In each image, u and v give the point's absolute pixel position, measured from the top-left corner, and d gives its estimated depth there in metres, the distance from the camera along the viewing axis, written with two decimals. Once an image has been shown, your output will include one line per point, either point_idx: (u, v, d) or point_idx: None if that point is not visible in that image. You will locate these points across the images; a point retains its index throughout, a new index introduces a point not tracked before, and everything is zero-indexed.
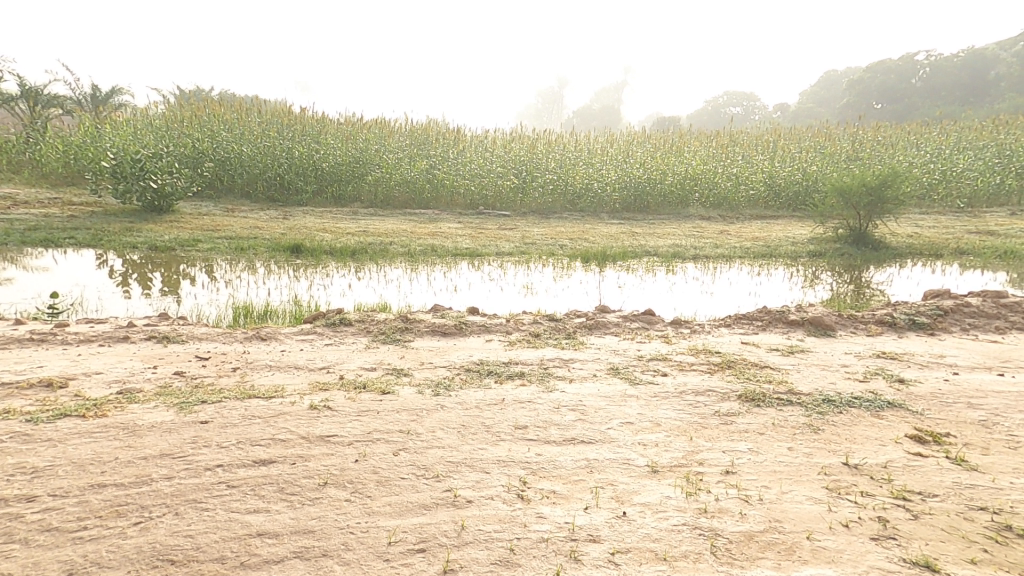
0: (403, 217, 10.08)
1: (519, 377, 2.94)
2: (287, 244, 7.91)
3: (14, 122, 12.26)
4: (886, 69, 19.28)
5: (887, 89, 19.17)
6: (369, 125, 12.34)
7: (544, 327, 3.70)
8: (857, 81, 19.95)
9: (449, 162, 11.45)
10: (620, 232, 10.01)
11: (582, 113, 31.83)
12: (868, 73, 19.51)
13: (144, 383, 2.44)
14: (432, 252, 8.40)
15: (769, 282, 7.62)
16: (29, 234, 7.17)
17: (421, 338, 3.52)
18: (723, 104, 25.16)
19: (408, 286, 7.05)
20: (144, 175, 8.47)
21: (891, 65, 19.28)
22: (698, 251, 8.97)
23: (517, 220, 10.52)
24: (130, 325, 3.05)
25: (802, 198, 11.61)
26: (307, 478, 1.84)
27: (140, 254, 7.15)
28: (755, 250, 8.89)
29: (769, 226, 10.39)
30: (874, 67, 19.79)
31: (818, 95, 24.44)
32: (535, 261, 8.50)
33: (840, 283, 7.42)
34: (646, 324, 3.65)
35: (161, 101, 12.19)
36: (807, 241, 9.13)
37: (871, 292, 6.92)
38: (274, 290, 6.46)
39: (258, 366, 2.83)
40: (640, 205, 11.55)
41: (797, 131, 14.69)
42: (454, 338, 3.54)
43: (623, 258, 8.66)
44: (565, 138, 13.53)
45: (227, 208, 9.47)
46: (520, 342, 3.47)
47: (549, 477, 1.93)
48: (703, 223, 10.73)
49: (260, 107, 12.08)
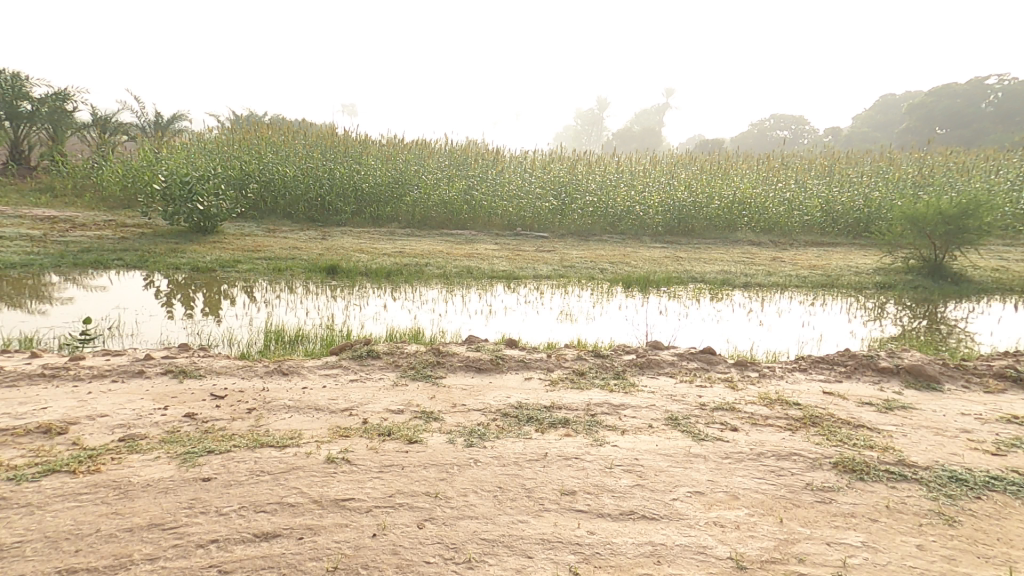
0: (440, 238, 9.94)
1: (563, 426, 2.59)
2: (324, 265, 7.82)
3: (83, 147, 12.88)
4: (951, 92, 18.35)
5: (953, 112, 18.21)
6: (410, 146, 12.35)
7: (588, 364, 3.34)
8: (918, 105, 19.03)
9: (487, 183, 11.25)
10: (664, 257, 9.57)
11: (621, 134, 31.53)
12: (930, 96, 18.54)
13: (150, 428, 2.21)
14: (467, 274, 8.16)
15: (832, 314, 7.02)
16: (81, 255, 7.31)
17: (453, 374, 3.22)
18: (769, 127, 24.46)
19: (443, 309, 6.80)
20: (192, 198, 8.60)
21: (957, 88, 18.38)
22: (750, 278, 8.44)
23: (556, 242, 10.23)
24: (148, 358, 2.86)
25: (864, 225, 10.96)
26: (315, 562, 1.54)
27: (182, 275, 7.18)
28: (813, 279, 8.30)
29: (828, 254, 9.75)
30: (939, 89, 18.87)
31: (872, 117, 23.43)
32: (574, 285, 8.14)
33: (912, 318, 6.81)
34: (705, 364, 3.24)
35: (215, 126, 12.59)
36: (872, 271, 8.47)
37: (951, 330, 6.27)
38: (309, 312, 6.33)
39: (276, 408, 2.58)
40: (684, 228, 11.08)
41: (855, 155, 13.99)
42: (491, 375, 3.22)
43: (668, 284, 8.20)
44: (605, 159, 13.22)
45: (269, 228, 9.54)
46: (563, 381, 3.12)
47: (606, 569, 1.56)
48: (753, 249, 10.17)
49: (306, 130, 12.28)
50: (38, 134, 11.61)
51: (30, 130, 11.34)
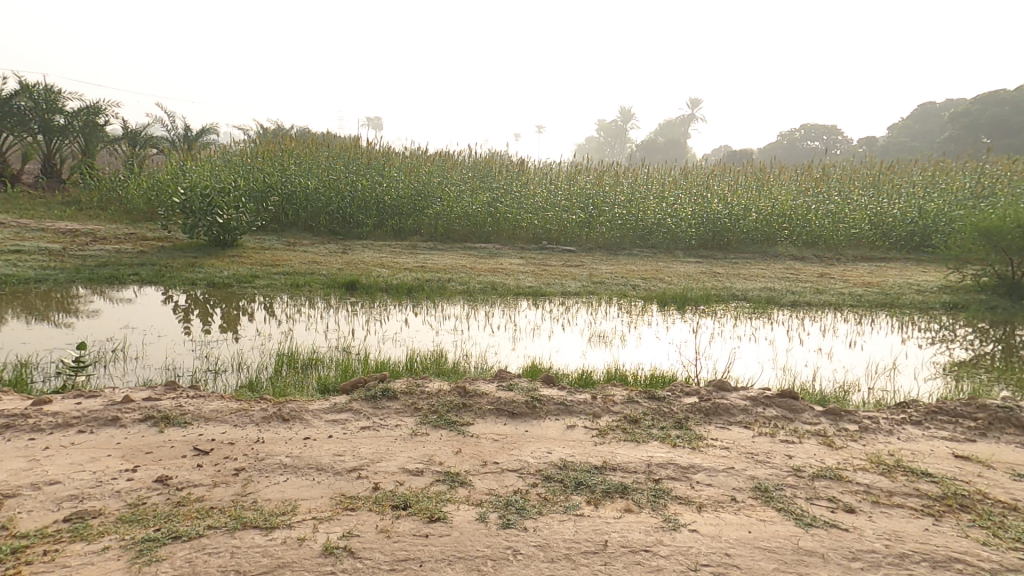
0: (464, 251, 9.53)
1: (623, 495, 2.07)
2: (343, 280, 7.45)
3: (112, 160, 12.88)
4: (997, 102, 17.40)
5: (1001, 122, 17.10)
6: (433, 157, 11.99)
7: (642, 409, 2.80)
8: (962, 113, 18.03)
9: (512, 194, 10.81)
10: (700, 272, 8.98)
11: (645, 145, 30.94)
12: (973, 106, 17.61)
13: (108, 500, 1.78)
14: (492, 290, 7.69)
15: (888, 336, 6.41)
16: (96, 270, 7.08)
17: (482, 420, 2.74)
18: (799, 137, 23.63)
19: (467, 327, 6.35)
20: (211, 211, 8.37)
21: (1003, 99, 17.41)
22: (797, 296, 7.79)
23: (584, 256, 9.73)
24: (126, 400, 2.44)
25: (918, 240, 10.19)
26: None
27: (199, 291, 6.87)
28: (868, 297, 7.63)
29: (881, 271, 9.02)
30: (985, 99, 17.86)
31: (911, 126, 22.41)
32: (605, 302, 7.60)
33: (982, 344, 6.19)
34: (786, 412, 2.68)
35: (240, 139, 12.49)
36: (936, 291, 7.77)
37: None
38: (327, 330, 5.94)
39: (269, 468, 2.11)
40: (719, 242, 10.47)
41: (902, 164, 13.15)
42: (526, 423, 2.73)
43: (708, 302, 7.60)
44: (635, 170, 12.67)
45: (289, 242, 9.28)
46: (614, 431, 2.61)
47: None
48: (797, 264, 9.50)
49: (329, 142, 12.07)
50: (70, 148, 11.65)
51: (61, 144, 11.38)
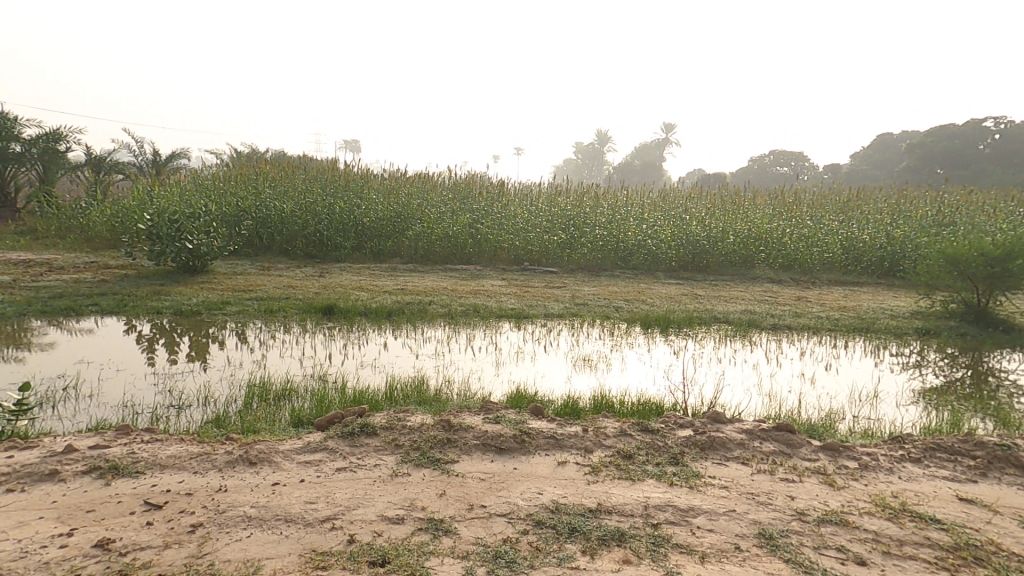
0: (444, 274, 9.37)
1: (621, 543, 1.92)
2: (320, 304, 7.21)
3: (74, 187, 12.45)
4: (949, 133, 18.15)
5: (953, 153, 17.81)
6: (412, 179, 11.87)
7: (636, 443, 2.66)
8: (918, 143, 18.77)
9: (492, 216, 10.73)
10: (681, 294, 8.97)
11: (622, 167, 31.45)
12: (929, 136, 18.34)
13: (37, 572, 1.61)
14: (474, 313, 7.53)
15: (861, 360, 6.46)
16: (52, 301, 6.72)
17: (468, 458, 2.56)
18: (769, 163, 24.28)
19: (448, 351, 6.16)
20: (180, 236, 8.08)
21: (954, 130, 18.19)
22: (778, 319, 7.81)
23: (565, 278, 9.66)
24: (68, 450, 2.26)
25: (890, 263, 10.39)
26: None
27: (165, 319, 6.57)
28: (846, 321, 7.69)
29: (856, 293, 9.15)
30: (937, 129, 18.66)
31: (875, 153, 23.23)
32: (588, 325, 7.49)
33: (954, 370, 6.26)
34: (785, 446, 2.58)
35: (213, 162, 12.22)
36: (909, 315, 7.89)
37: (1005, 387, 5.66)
38: (303, 357, 5.69)
39: (231, 522, 1.91)
40: (699, 264, 10.53)
41: (870, 190, 13.53)
42: (515, 460, 2.56)
43: (690, 325, 7.54)
44: (615, 192, 12.76)
45: (263, 266, 9.01)
46: (608, 468, 2.46)
47: None
48: (775, 286, 9.59)
49: (306, 165, 11.88)
50: (28, 176, 11.22)
51: (18, 171, 10.95)
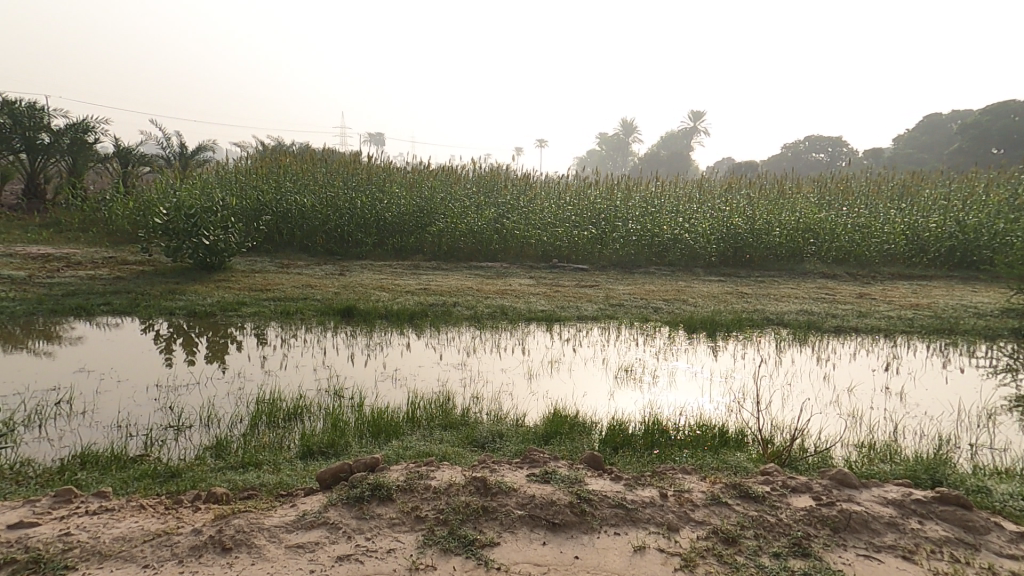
0: (470, 272, 8.76)
1: None
2: (339, 306, 6.66)
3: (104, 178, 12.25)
4: (1009, 111, 16.68)
5: (1010, 132, 16.29)
6: (435, 172, 11.30)
7: (737, 518, 1.98)
8: (970, 124, 17.33)
9: (520, 209, 10.07)
10: (725, 292, 8.19)
11: (649, 159, 30.46)
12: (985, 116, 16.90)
13: None
14: (502, 315, 6.89)
15: (941, 367, 5.61)
16: (63, 300, 6.30)
17: (514, 538, 1.92)
18: (804, 149, 22.95)
19: (475, 358, 5.53)
20: (196, 231, 7.64)
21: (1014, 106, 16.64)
22: (841, 320, 6.95)
23: (599, 276, 8.95)
24: None
25: (960, 256, 9.36)
26: None
27: (180, 320, 6.11)
28: (922, 322, 6.79)
29: (926, 290, 8.21)
30: (994, 109, 17.13)
31: (921, 136, 21.72)
32: (625, 328, 6.77)
33: None
34: (966, 532, 1.90)
35: (235, 156, 11.85)
36: (995, 314, 6.96)
37: None
38: (317, 365, 5.12)
39: None
40: (742, 259, 9.66)
41: (928, 176, 12.42)
42: (577, 541, 1.91)
43: (742, 328, 6.75)
44: (649, 183, 11.97)
45: (282, 263, 8.52)
46: (707, 562, 1.78)
47: None
48: (830, 283, 8.71)
49: (327, 158, 11.41)
50: (56, 167, 11.00)
51: (46, 163, 10.72)
